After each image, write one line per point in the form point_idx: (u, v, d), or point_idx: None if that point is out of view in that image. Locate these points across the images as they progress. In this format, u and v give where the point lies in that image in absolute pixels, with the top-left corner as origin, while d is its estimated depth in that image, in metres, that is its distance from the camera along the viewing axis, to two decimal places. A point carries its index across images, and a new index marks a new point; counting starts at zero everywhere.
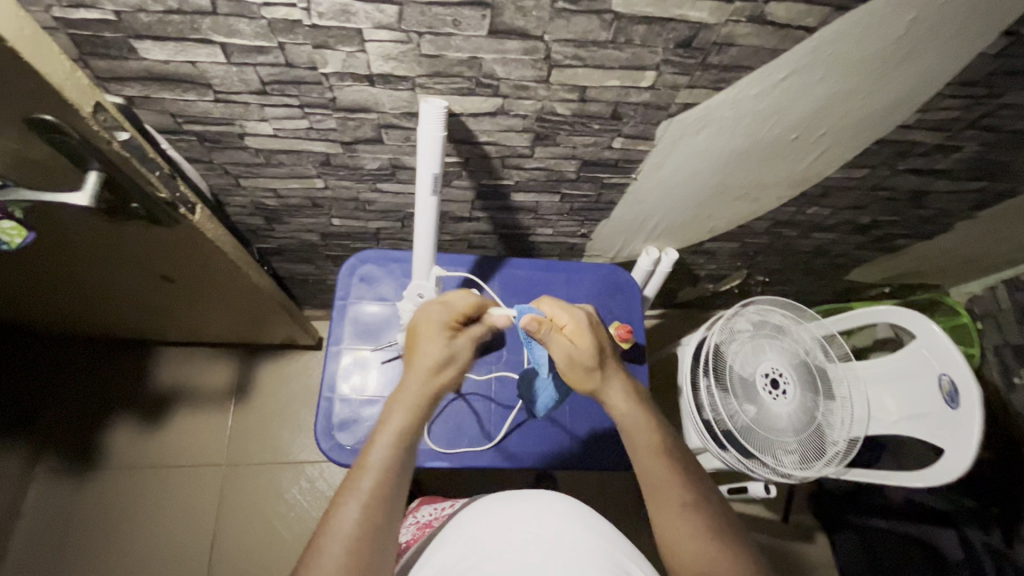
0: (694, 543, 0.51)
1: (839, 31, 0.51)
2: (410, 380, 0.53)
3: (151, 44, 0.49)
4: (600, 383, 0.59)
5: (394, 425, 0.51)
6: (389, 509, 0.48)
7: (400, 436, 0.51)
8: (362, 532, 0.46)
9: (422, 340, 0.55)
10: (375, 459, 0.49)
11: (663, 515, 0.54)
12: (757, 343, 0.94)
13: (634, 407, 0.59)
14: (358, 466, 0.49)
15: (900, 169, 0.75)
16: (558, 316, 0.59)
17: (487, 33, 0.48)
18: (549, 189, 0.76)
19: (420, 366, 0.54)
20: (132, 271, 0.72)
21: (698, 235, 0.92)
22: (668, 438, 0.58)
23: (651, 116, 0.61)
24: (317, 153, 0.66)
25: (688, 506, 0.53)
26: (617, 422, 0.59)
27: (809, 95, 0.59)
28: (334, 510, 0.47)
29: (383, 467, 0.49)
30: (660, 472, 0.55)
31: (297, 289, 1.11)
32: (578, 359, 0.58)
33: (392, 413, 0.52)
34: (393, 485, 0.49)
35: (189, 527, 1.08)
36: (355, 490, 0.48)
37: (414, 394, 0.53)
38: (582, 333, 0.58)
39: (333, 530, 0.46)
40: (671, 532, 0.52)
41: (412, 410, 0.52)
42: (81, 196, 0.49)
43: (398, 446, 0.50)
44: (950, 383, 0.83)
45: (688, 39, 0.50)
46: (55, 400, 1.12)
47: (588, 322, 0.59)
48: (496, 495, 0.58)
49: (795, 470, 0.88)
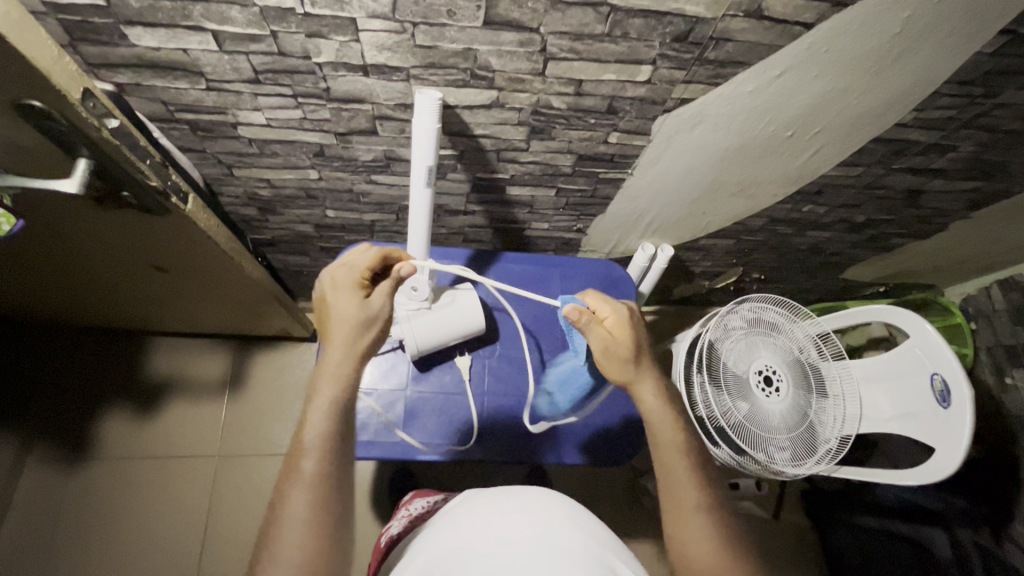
0: (704, 549, 0.52)
1: (836, 29, 0.51)
2: (333, 352, 0.54)
3: (142, 30, 0.48)
4: (634, 377, 0.61)
5: (324, 399, 0.51)
6: (337, 480, 0.48)
7: (334, 408, 0.51)
8: (313, 513, 0.46)
9: (336, 316, 0.55)
10: (311, 439, 0.49)
11: (676, 514, 0.54)
12: (751, 340, 0.94)
13: (662, 403, 0.60)
14: (296, 450, 0.49)
15: (896, 167, 0.75)
16: (601, 309, 0.64)
17: (482, 24, 0.48)
18: (544, 183, 0.76)
19: (340, 338, 0.54)
20: (125, 260, 0.72)
21: (692, 232, 0.92)
22: (690, 437, 0.59)
23: (647, 111, 0.61)
24: (311, 143, 0.65)
25: (700, 508, 0.54)
26: (643, 417, 0.60)
27: (802, 94, 0.59)
28: (283, 498, 0.47)
29: (320, 442, 0.49)
30: (680, 470, 0.56)
31: (291, 280, 1.11)
32: (614, 352, 0.61)
33: (319, 387, 0.52)
34: (335, 459, 0.49)
35: (181, 518, 1.08)
36: (301, 473, 0.47)
37: (339, 364, 0.53)
38: (621, 326, 0.62)
39: (285, 519, 0.45)
40: (682, 534, 0.53)
41: (338, 380, 0.53)
42: (70, 183, 0.48)
43: (331, 417, 0.51)
44: (942, 382, 0.84)
45: (685, 33, 0.50)
46: (48, 390, 1.12)
47: (628, 317, 0.63)
48: (491, 490, 0.57)
49: (786, 466, 0.89)
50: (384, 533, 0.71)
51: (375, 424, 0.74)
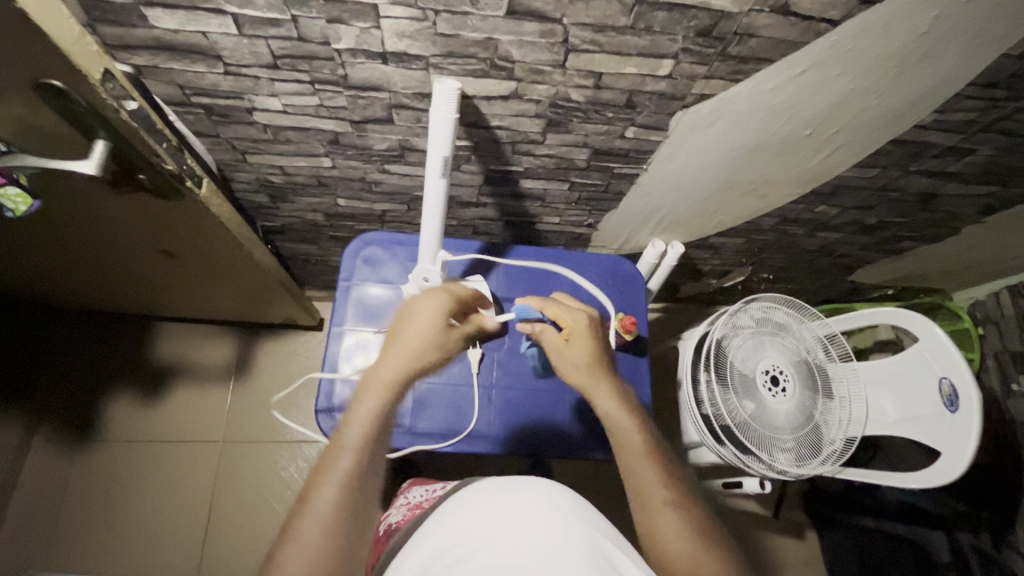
0: (676, 544, 0.51)
1: (862, 27, 0.50)
2: (397, 362, 0.54)
3: (161, 12, 0.47)
4: (590, 382, 0.63)
5: (371, 406, 0.51)
6: (364, 487, 0.49)
7: (378, 415, 0.51)
8: (339, 515, 0.46)
9: (411, 332, 0.56)
10: (349, 438, 0.49)
11: (644, 512, 0.54)
12: (758, 340, 0.95)
13: (621, 406, 0.61)
14: (333, 446, 0.49)
15: (912, 169, 0.74)
16: (562, 318, 0.67)
17: (504, 13, 0.47)
18: (558, 176, 0.75)
19: (407, 353, 0.54)
20: (134, 243, 0.71)
21: (703, 230, 0.92)
22: (652, 439, 0.60)
23: (665, 106, 0.60)
24: (326, 131, 0.65)
25: (667, 503, 0.54)
26: (604, 424, 0.61)
27: (823, 93, 0.58)
28: (313, 491, 0.47)
29: (359, 443, 0.49)
30: (644, 469, 0.57)
31: (299, 268, 1.10)
32: (571, 357, 0.64)
33: (370, 392, 0.52)
34: (369, 465, 0.49)
35: (186, 502, 1.09)
36: (334, 470, 0.48)
37: (396, 374, 0.53)
38: (578, 334, 0.65)
39: (309, 514, 0.46)
40: (653, 529, 0.53)
41: (390, 391, 0.53)
42: (87, 165, 0.48)
43: (375, 424, 0.51)
44: (950, 387, 0.84)
45: (709, 28, 0.49)
46: (56, 373, 1.12)
47: (588, 325, 0.66)
48: (491, 481, 0.57)
49: (790, 467, 0.89)
50: (382, 522, 0.72)
51: None
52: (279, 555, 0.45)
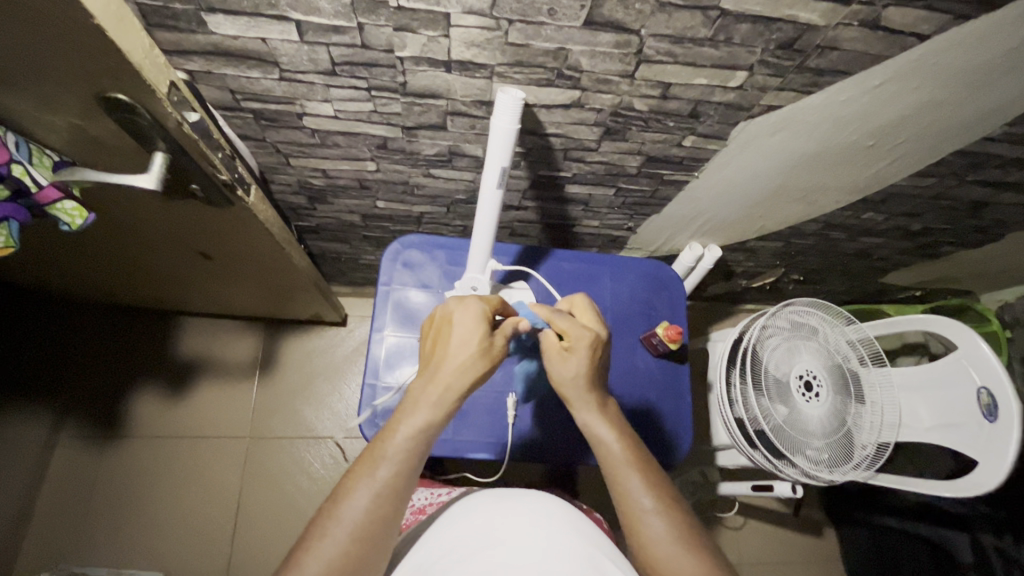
0: (664, 550, 0.51)
1: (950, 42, 0.48)
2: (440, 374, 0.51)
3: (222, 18, 0.45)
4: (578, 399, 0.58)
5: (415, 422, 0.50)
6: (398, 500, 0.48)
7: (422, 432, 0.50)
8: (370, 522, 0.47)
9: (455, 342, 0.52)
10: (390, 450, 0.49)
11: (630, 519, 0.54)
12: (793, 344, 0.94)
13: (605, 419, 0.58)
14: (373, 453, 0.49)
15: (969, 179, 0.72)
16: (567, 331, 0.59)
17: (581, 23, 0.45)
18: (605, 182, 0.73)
19: (451, 365, 0.51)
20: (174, 247, 0.70)
21: (744, 234, 0.90)
22: (634, 446, 0.57)
23: (730, 116, 0.58)
24: (375, 136, 0.63)
25: (653, 511, 0.53)
26: (587, 436, 0.58)
27: (896, 105, 0.57)
28: (345, 494, 0.48)
29: (399, 456, 0.49)
30: (626, 480, 0.55)
31: (327, 265, 1.09)
32: (566, 374, 0.58)
33: (418, 406, 0.50)
34: (406, 479, 0.49)
35: (216, 497, 1.09)
36: (370, 479, 0.48)
37: (440, 390, 0.51)
38: (580, 351, 0.58)
39: (342, 516, 0.47)
40: (640, 534, 0.53)
41: (440, 407, 0.50)
42: (147, 179, 0.46)
43: (420, 440, 0.50)
44: (988, 397, 0.83)
45: (791, 40, 0.47)
46: (82, 367, 1.12)
47: (592, 343, 0.58)
48: (484, 493, 0.56)
49: (823, 471, 0.90)
50: None
51: None
52: (307, 547, 0.46)
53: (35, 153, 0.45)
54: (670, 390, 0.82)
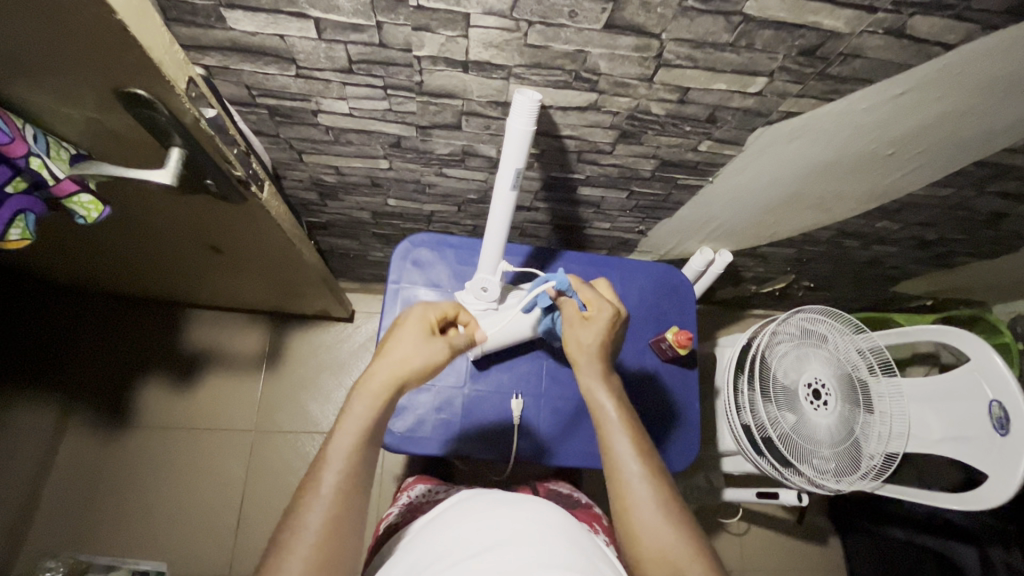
0: (648, 514, 0.50)
1: (977, 52, 0.47)
2: (377, 370, 0.51)
3: (241, 14, 0.45)
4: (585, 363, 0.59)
5: (357, 415, 0.49)
6: (351, 500, 0.47)
7: (363, 425, 0.49)
8: (326, 530, 0.45)
9: (399, 342, 0.53)
10: (334, 451, 0.47)
11: (616, 482, 0.53)
12: (802, 351, 0.93)
13: (604, 385, 0.58)
14: (320, 458, 0.48)
15: (989, 190, 0.71)
16: (590, 302, 0.61)
17: (602, 27, 0.45)
18: (618, 185, 0.73)
19: (389, 358, 0.51)
20: (187, 240, 0.70)
21: (756, 239, 0.90)
22: (627, 413, 0.57)
23: (747, 122, 0.58)
24: (389, 135, 0.63)
25: (640, 476, 0.52)
26: (586, 399, 0.59)
27: (918, 115, 0.56)
28: (297, 507, 0.46)
29: (345, 454, 0.47)
30: (616, 443, 0.54)
31: (336, 261, 1.09)
32: (581, 342, 0.60)
33: (354, 401, 0.50)
34: (354, 479, 0.47)
35: (220, 490, 1.10)
36: (318, 486, 0.46)
37: (378, 383, 0.50)
38: (599, 323, 0.60)
39: (299, 529, 0.44)
40: (626, 502, 0.51)
41: (379, 399, 0.50)
42: (164, 174, 0.46)
43: (365, 436, 0.49)
44: (1000, 410, 0.82)
45: (814, 47, 0.47)
46: (91, 357, 1.13)
47: (611, 319, 0.60)
48: (480, 498, 0.56)
49: (829, 481, 0.89)
50: (381, 520, 0.69)
51: (432, 420, 0.73)
52: (263, 570, 0.43)
53: (53, 146, 0.45)
54: (678, 395, 0.81)
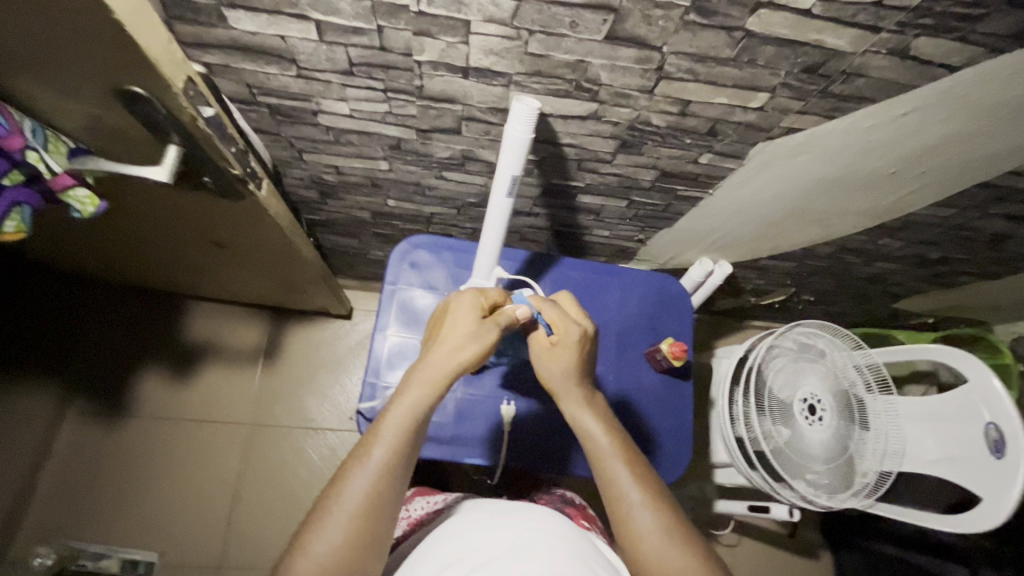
0: (652, 541, 0.50)
1: (981, 75, 0.47)
2: (434, 356, 0.52)
3: (243, 14, 0.45)
4: (566, 393, 0.59)
5: (413, 398, 0.50)
6: (397, 479, 0.48)
7: (416, 408, 0.49)
8: (370, 502, 0.46)
9: (457, 331, 0.53)
10: (385, 429, 0.48)
11: (616, 510, 0.53)
12: (798, 366, 0.93)
13: (593, 413, 0.59)
14: (371, 434, 0.49)
15: (992, 212, 0.71)
16: (555, 324, 0.59)
17: (603, 37, 0.45)
18: (618, 194, 0.73)
19: (447, 346, 0.52)
20: (186, 234, 0.70)
21: (756, 252, 0.89)
22: (621, 439, 0.57)
23: (748, 136, 0.57)
24: (389, 137, 0.63)
25: (639, 504, 0.53)
26: (576, 430, 0.59)
27: (921, 135, 0.55)
28: (345, 476, 0.47)
29: (396, 434, 0.48)
30: (612, 472, 0.55)
31: (335, 258, 1.09)
32: (558, 368, 0.60)
33: (412, 386, 0.50)
34: (401, 459, 0.48)
35: (213, 482, 1.10)
36: (367, 459, 0.47)
37: (434, 369, 0.51)
38: (569, 347, 0.59)
39: (343, 495, 0.46)
40: (627, 530, 0.52)
41: (436, 387, 0.50)
42: (160, 171, 0.47)
43: (415, 420, 0.49)
44: (996, 432, 0.81)
45: (816, 65, 0.47)
46: (89, 345, 1.13)
47: (579, 340, 0.59)
48: (490, 508, 0.57)
49: (820, 497, 0.88)
50: None
51: None
52: (308, 530, 0.45)
53: (51, 140, 0.45)
54: (671, 406, 0.81)
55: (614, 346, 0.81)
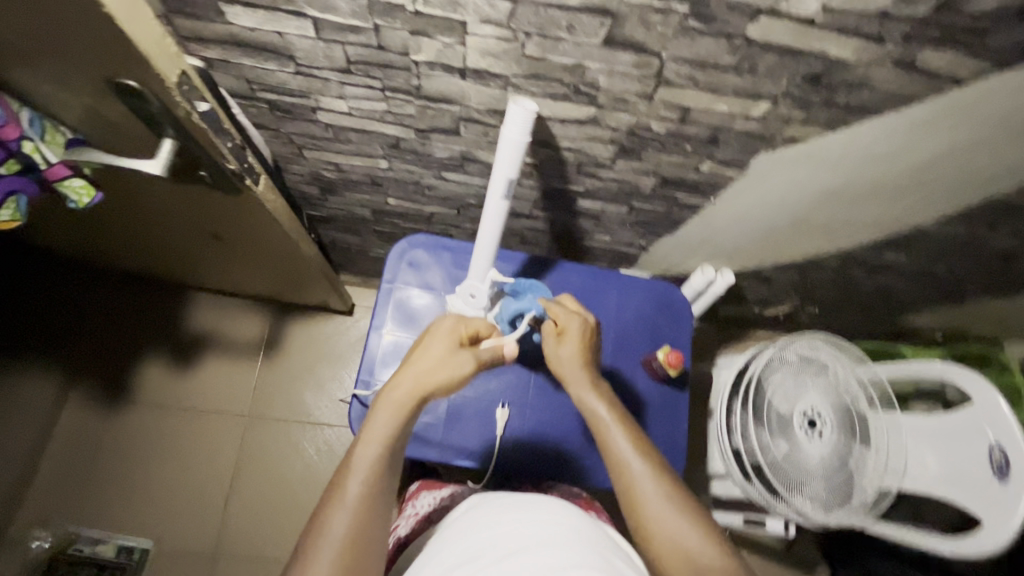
0: (657, 507, 0.50)
1: (991, 88, 0.46)
2: (401, 381, 0.52)
3: (240, 10, 0.45)
4: (571, 373, 0.60)
5: (382, 426, 0.50)
6: (375, 510, 0.48)
7: (388, 435, 0.50)
8: (349, 538, 0.46)
9: (424, 354, 0.53)
10: (358, 460, 0.48)
11: (621, 481, 0.53)
12: (800, 379, 0.91)
13: (595, 390, 0.59)
14: (345, 466, 0.49)
15: (1002, 229, 0.69)
16: (557, 316, 0.62)
17: (601, 42, 0.44)
18: (619, 200, 0.72)
19: (414, 370, 0.52)
20: (186, 227, 0.71)
21: (760, 262, 0.88)
22: (622, 414, 0.58)
23: (750, 145, 0.56)
24: (388, 135, 0.62)
25: (643, 471, 0.52)
26: (581, 410, 0.59)
27: (929, 149, 0.54)
28: (322, 515, 0.47)
29: (369, 464, 0.48)
30: (615, 444, 0.55)
31: (337, 254, 1.09)
32: (562, 353, 0.61)
33: (380, 413, 0.51)
34: (376, 489, 0.48)
35: (211, 473, 1.11)
36: (342, 494, 0.47)
37: (403, 395, 0.51)
38: (571, 334, 0.61)
39: (322, 536, 0.46)
40: (633, 499, 0.52)
41: (405, 411, 0.51)
42: (154, 165, 0.47)
43: (388, 447, 0.49)
44: (1001, 454, 0.79)
45: (819, 75, 0.46)
46: (93, 332, 1.14)
47: (582, 329, 0.62)
48: (494, 500, 0.56)
49: (817, 513, 0.87)
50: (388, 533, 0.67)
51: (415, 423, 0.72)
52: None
53: (48, 130, 0.45)
54: (667, 415, 0.80)
55: (611, 352, 0.81)
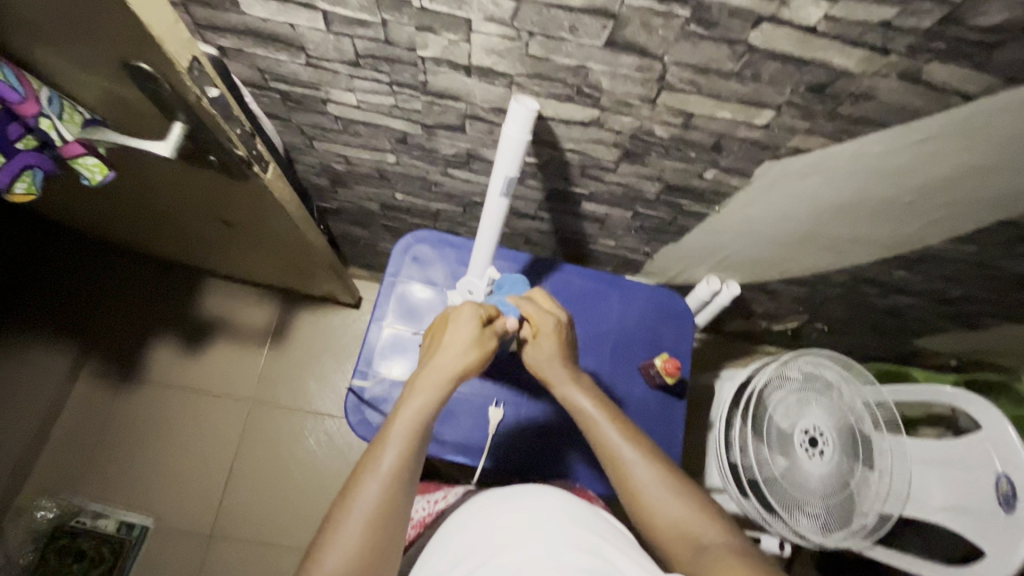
0: (654, 492, 0.51)
1: (1002, 104, 0.45)
2: (438, 360, 0.52)
3: (254, 0, 0.47)
4: (552, 369, 0.60)
5: (420, 402, 0.50)
6: (408, 484, 0.48)
7: (424, 411, 0.50)
8: (382, 509, 0.46)
9: (456, 333, 0.54)
10: (395, 432, 0.49)
11: (615, 470, 0.53)
12: (803, 396, 0.89)
13: (579, 385, 0.59)
14: (381, 437, 0.49)
15: (1016, 252, 0.67)
16: (531, 317, 0.61)
17: (603, 44, 0.45)
18: (623, 204, 0.72)
19: (450, 351, 0.53)
20: (198, 211, 0.73)
21: (767, 275, 0.87)
22: (606, 405, 0.57)
23: (754, 154, 0.56)
24: (396, 130, 0.63)
25: (635, 460, 0.53)
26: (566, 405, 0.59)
27: (938, 164, 0.53)
28: (355, 486, 0.47)
29: (405, 436, 0.49)
30: (604, 435, 0.55)
31: (346, 247, 1.10)
32: (540, 350, 0.60)
33: (418, 390, 0.51)
34: (409, 463, 0.48)
35: (213, 455, 1.13)
36: (378, 466, 0.47)
37: (438, 372, 0.52)
38: (546, 331, 0.60)
39: (355, 504, 0.46)
40: (631, 486, 0.52)
41: (440, 389, 0.51)
42: (164, 147, 0.48)
43: (421, 423, 0.50)
44: (1007, 485, 0.76)
45: (823, 85, 0.45)
46: (109, 311, 1.17)
47: (556, 325, 0.60)
48: (489, 496, 0.55)
49: (813, 534, 0.85)
50: None
51: None
52: (318, 546, 0.45)
53: (67, 109, 0.47)
54: (663, 424, 0.79)
55: (609, 357, 0.80)
